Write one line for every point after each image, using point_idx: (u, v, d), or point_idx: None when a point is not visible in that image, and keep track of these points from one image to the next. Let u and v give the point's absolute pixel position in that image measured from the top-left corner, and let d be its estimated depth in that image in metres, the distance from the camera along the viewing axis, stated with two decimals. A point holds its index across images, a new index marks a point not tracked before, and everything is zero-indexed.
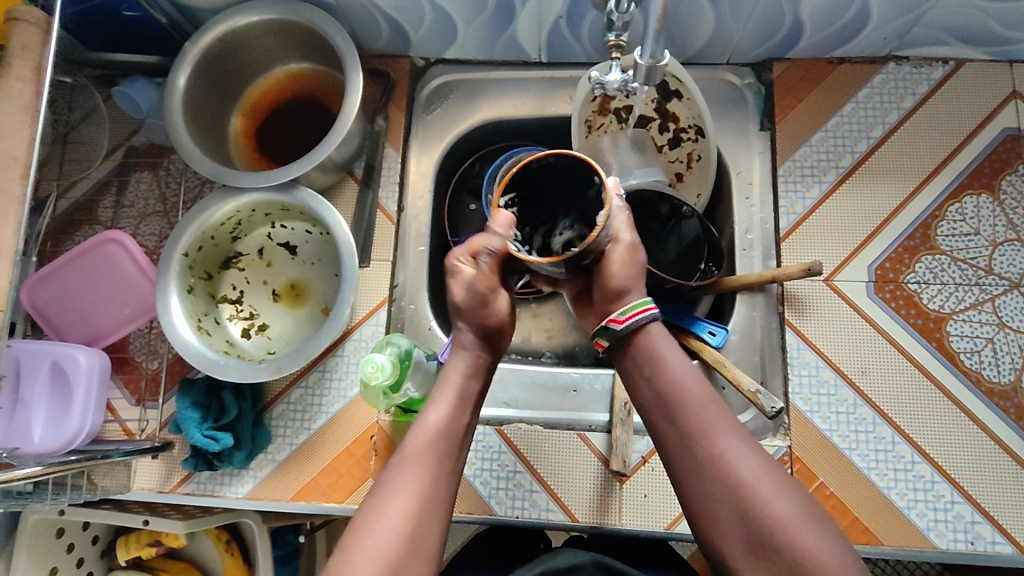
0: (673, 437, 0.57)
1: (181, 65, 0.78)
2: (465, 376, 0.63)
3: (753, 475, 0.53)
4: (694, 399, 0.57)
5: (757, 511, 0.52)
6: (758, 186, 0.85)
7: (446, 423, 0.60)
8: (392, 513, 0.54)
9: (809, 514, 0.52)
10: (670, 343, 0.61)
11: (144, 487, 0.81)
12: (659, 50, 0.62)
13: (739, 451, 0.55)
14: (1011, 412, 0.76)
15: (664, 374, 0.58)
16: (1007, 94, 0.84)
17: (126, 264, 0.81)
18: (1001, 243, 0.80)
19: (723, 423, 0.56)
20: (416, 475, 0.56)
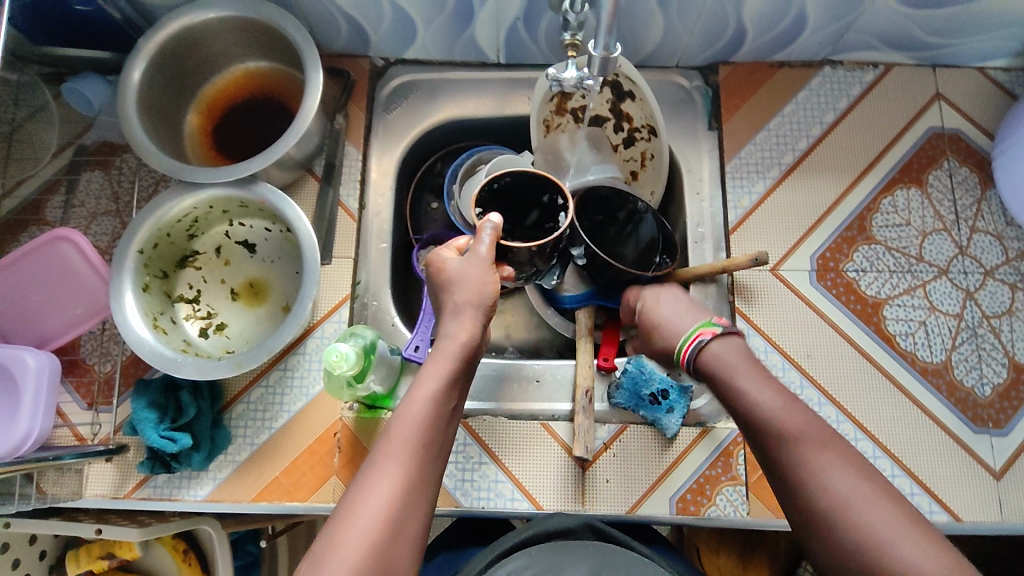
0: (780, 481, 0.57)
1: (135, 61, 0.77)
2: (452, 353, 0.63)
3: (853, 493, 0.53)
4: (798, 439, 0.56)
5: (871, 550, 0.51)
6: (707, 183, 0.90)
7: (435, 405, 0.60)
8: (379, 489, 0.55)
9: (912, 525, 0.51)
10: (776, 387, 0.61)
11: (98, 494, 0.79)
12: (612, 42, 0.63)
13: (833, 470, 0.55)
14: (944, 389, 0.81)
15: (767, 413, 0.59)
16: (931, 96, 0.90)
17: (78, 263, 0.78)
18: (930, 232, 0.85)
19: (828, 459, 0.55)
20: (406, 456, 0.57)
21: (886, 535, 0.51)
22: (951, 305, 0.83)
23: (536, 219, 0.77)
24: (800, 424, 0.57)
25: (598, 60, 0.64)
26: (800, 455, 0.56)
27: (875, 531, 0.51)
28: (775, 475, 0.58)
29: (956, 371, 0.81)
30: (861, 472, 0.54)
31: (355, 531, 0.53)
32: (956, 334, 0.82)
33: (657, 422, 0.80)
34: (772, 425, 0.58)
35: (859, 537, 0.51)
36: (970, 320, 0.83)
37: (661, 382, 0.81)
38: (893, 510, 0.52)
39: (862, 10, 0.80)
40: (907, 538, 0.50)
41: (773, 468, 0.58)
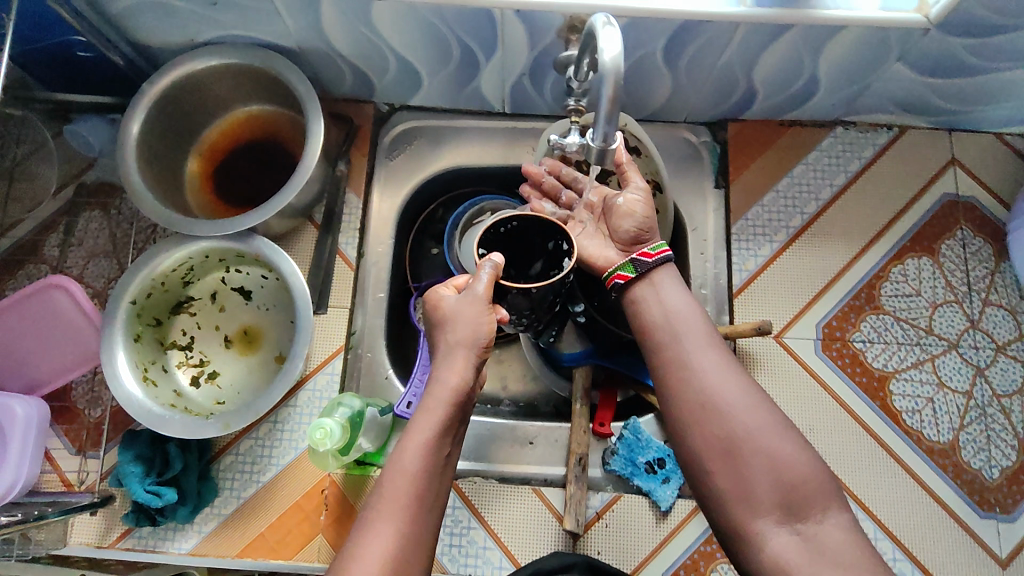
0: (669, 365, 0.61)
1: (136, 110, 0.76)
2: (446, 400, 0.58)
3: (724, 390, 0.58)
4: (688, 346, 0.61)
5: (745, 442, 0.56)
6: (712, 242, 0.87)
7: (428, 456, 0.56)
8: (375, 547, 0.52)
9: (781, 430, 0.57)
10: (684, 293, 0.65)
11: (82, 542, 0.78)
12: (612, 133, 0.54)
13: (713, 370, 0.59)
14: (950, 470, 0.78)
15: (668, 320, 0.63)
16: (947, 161, 0.88)
17: (71, 310, 0.78)
18: (940, 304, 0.83)
19: (717, 366, 0.60)
20: (401, 506, 0.54)
21: (754, 432, 0.56)
22: (960, 382, 0.81)
23: (540, 270, 0.71)
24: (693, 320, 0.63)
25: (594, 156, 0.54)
26: (689, 362, 0.60)
27: (748, 426, 0.56)
28: (670, 340, 0.62)
29: (963, 452, 0.79)
30: (741, 383, 0.59)
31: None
32: (965, 413, 0.80)
33: (652, 494, 0.78)
34: (673, 326, 0.63)
35: (733, 431, 0.56)
36: (979, 400, 0.81)
37: (658, 450, 0.80)
38: (770, 419, 0.57)
39: (876, 77, 0.78)
40: (776, 437, 0.56)
41: (666, 361, 0.62)
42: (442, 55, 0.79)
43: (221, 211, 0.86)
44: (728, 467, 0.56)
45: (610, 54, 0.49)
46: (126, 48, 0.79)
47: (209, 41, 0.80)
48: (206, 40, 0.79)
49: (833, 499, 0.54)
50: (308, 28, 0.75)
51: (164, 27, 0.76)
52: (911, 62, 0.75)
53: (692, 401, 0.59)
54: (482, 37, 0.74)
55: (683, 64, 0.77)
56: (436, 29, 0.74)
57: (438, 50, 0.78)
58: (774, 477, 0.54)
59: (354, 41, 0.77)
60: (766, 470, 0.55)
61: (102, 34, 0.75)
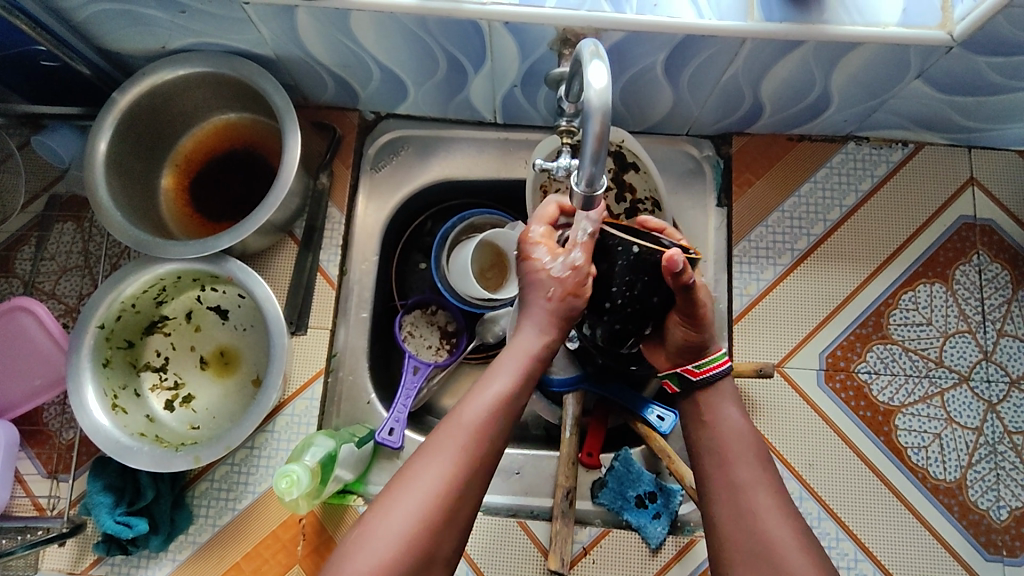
0: (717, 485, 0.58)
1: (102, 126, 0.72)
2: (529, 350, 0.57)
3: (786, 537, 0.53)
4: (736, 464, 0.59)
5: (777, 557, 0.52)
6: (712, 263, 0.83)
7: (505, 396, 0.55)
8: (422, 487, 0.50)
9: (808, 543, 0.53)
10: (738, 406, 0.63)
11: (54, 569, 0.75)
12: (598, 176, 0.50)
13: (775, 512, 0.55)
14: (956, 511, 0.75)
15: (720, 437, 0.61)
16: (964, 180, 0.83)
17: (38, 333, 0.77)
18: (952, 334, 0.79)
19: (757, 479, 0.57)
20: (461, 444, 0.52)
21: (785, 545, 0.53)
22: (971, 418, 0.77)
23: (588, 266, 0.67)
24: (740, 436, 0.61)
25: (580, 194, 0.52)
26: (747, 498, 0.56)
27: (778, 536, 0.53)
28: (716, 459, 0.60)
29: (969, 492, 0.75)
30: (780, 499, 0.56)
31: (392, 525, 0.49)
32: (974, 450, 0.76)
33: (643, 530, 0.75)
34: (719, 436, 0.61)
35: (767, 545, 0.53)
36: (989, 436, 0.76)
37: (649, 483, 0.77)
38: (797, 529, 0.54)
39: (892, 93, 0.73)
40: (810, 559, 0.52)
41: (712, 478, 0.59)
42: (427, 65, 0.74)
43: (196, 227, 0.82)
44: None
45: (597, 87, 0.46)
46: (90, 56, 0.75)
47: (182, 48, 0.75)
48: (178, 48, 0.75)
49: None
50: (283, 36, 0.71)
51: (133, 34, 0.72)
52: (930, 79, 0.69)
53: (732, 520, 0.56)
54: (469, 48, 0.69)
55: (684, 77, 0.72)
56: (421, 40, 0.69)
57: (423, 59, 0.73)
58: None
59: (334, 49, 0.72)
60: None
61: (63, 42, 0.72)
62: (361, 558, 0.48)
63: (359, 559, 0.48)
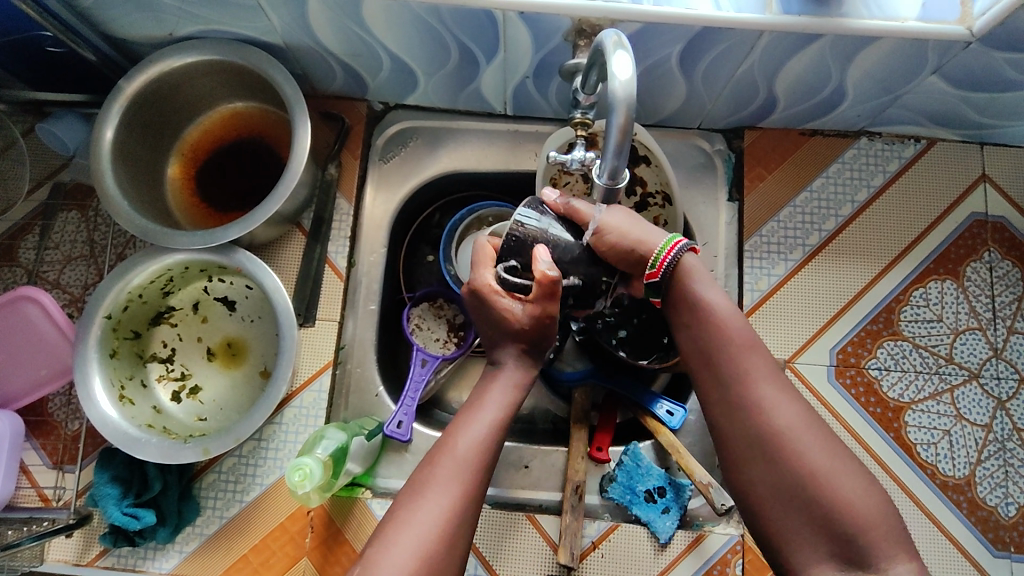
0: (713, 382, 0.59)
1: (108, 114, 0.71)
2: (505, 386, 0.62)
3: (791, 424, 0.55)
4: (732, 358, 0.58)
5: (783, 445, 0.54)
6: (722, 258, 0.82)
7: (491, 430, 0.59)
8: (428, 514, 0.53)
9: (815, 426, 0.55)
10: (717, 289, 0.62)
11: (59, 559, 0.75)
12: (620, 169, 0.50)
13: (778, 400, 0.56)
14: (964, 507, 0.75)
15: (707, 326, 0.60)
16: (977, 177, 0.82)
17: (44, 323, 0.76)
18: (963, 331, 0.79)
19: (755, 370, 0.58)
20: (457, 478, 0.55)
21: (792, 430, 0.54)
22: (980, 415, 0.77)
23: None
24: (730, 319, 0.60)
25: (602, 187, 0.51)
26: (748, 388, 0.57)
27: (784, 423, 0.55)
28: (708, 351, 0.60)
29: (978, 489, 0.75)
30: (781, 386, 0.57)
31: (405, 548, 0.51)
32: (983, 447, 0.76)
33: (652, 525, 0.75)
34: (707, 330, 0.60)
35: (773, 434, 0.54)
36: (998, 434, 0.77)
37: (659, 478, 0.76)
38: (802, 414, 0.55)
39: (908, 88, 0.72)
40: (819, 444, 0.54)
41: (705, 372, 0.59)
42: (439, 55, 0.73)
43: (202, 216, 0.81)
44: (798, 506, 0.52)
45: (622, 78, 0.46)
46: (97, 42, 0.74)
47: (190, 36, 0.74)
48: (186, 35, 0.74)
49: (860, 477, 0.53)
50: (294, 24, 0.70)
51: (140, 20, 0.71)
52: (947, 75, 0.69)
53: (736, 413, 0.57)
54: (483, 38, 0.69)
55: (699, 70, 0.71)
56: (434, 29, 0.68)
57: (436, 49, 0.72)
58: (804, 472, 0.53)
59: (345, 38, 0.71)
60: (801, 469, 0.53)
61: (70, 28, 0.71)
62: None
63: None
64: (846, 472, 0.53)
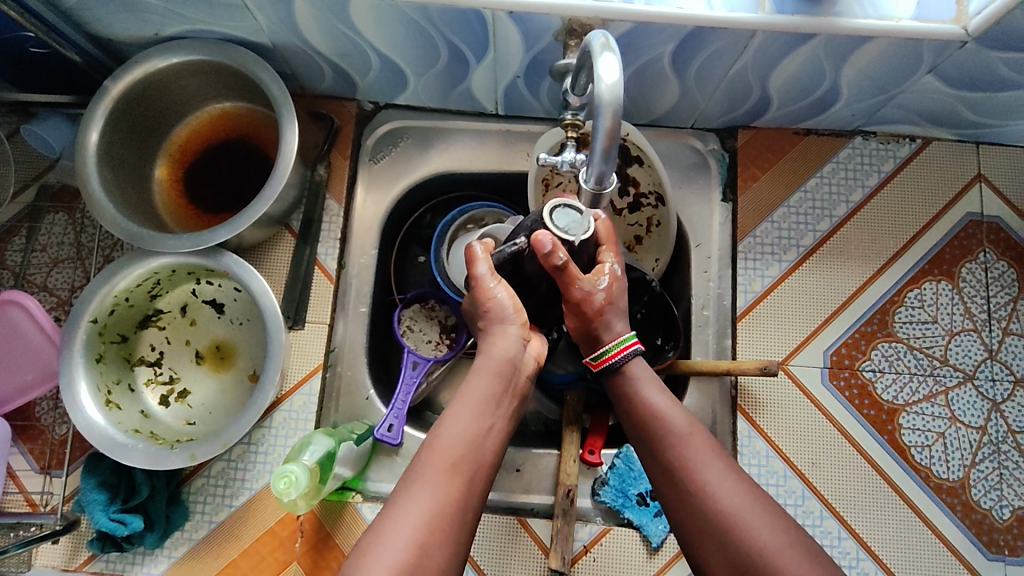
0: (661, 472, 0.59)
1: (93, 115, 0.70)
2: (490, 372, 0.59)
3: (739, 507, 0.54)
4: (677, 446, 0.58)
5: (731, 531, 0.53)
6: (716, 259, 0.82)
7: (472, 424, 0.56)
8: (408, 517, 0.51)
9: (764, 508, 0.54)
10: (659, 385, 0.63)
11: (48, 565, 0.74)
12: (607, 173, 0.49)
13: (725, 483, 0.56)
14: (958, 510, 0.74)
15: (653, 415, 0.61)
16: (972, 176, 0.82)
17: (29, 327, 0.75)
18: (958, 333, 0.78)
19: (701, 455, 0.58)
20: (437, 482, 0.53)
21: (739, 515, 0.54)
22: (975, 416, 0.76)
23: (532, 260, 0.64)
24: (672, 409, 0.60)
25: (589, 191, 0.51)
26: (693, 474, 0.57)
27: (732, 508, 0.54)
28: (654, 441, 0.60)
29: (972, 491, 0.75)
30: (726, 469, 0.57)
31: (387, 554, 0.49)
32: (978, 449, 0.76)
33: (644, 529, 0.74)
34: (653, 419, 0.61)
35: (722, 520, 0.54)
36: (993, 435, 0.76)
37: (651, 481, 0.76)
38: (749, 495, 0.55)
39: (902, 88, 0.72)
40: (769, 522, 0.53)
41: (653, 462, 0.60)
42: (428, 55, 0.72)
43: (190, 218, 0.81)
44: None
45: (607, 81, 0.45)
46: (81, 43, 0.73)
47: (175, 35, 0.73)
48: (171, 34, 0.73)
49: (815, 556, 0.52)
50: (280, 24, 0.69)
51: (124, 20, 0.70)
52: (942, 74, 0.68)
53: (686, 503, 0.57)
54: (472, 37, 0.68)
55: (692, 69, 0.70)
56: (422, 29, 0.67)
57: (424, 49, 0.71)
58: (756, 559, 0.52)
59: (332, 38, 0.70)
60: (754, 553, 0.52)
61: (52, 28, 0.70)
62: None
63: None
64: (799, 549, 0.52)
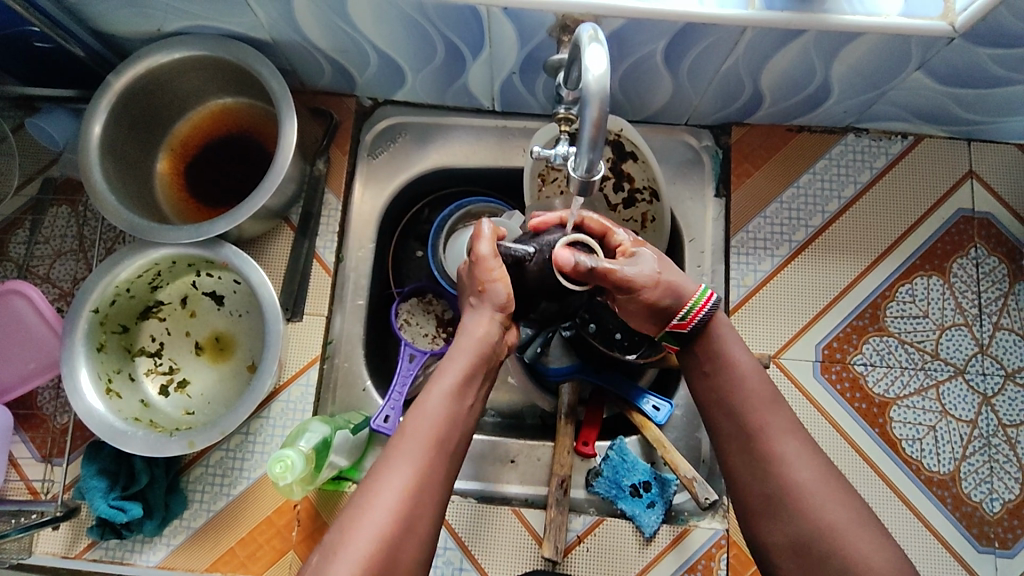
0: (731, 432, 0.58)
1: (97, 109, 0.72)
2: (471, 349, 0.60)
3: (810, 480, 0.54)
4: (752, 410, 0.58)
5: (796, 501, 0.53)
6: (709, 254, 0.82)
7: (454, 397, 0.57)
8: (392, 487, 0.52)
9: (834, 484, 0.54)
10: (744, 346, 0.61)
11: (48, 552, 0.75)
12: (595, 164, 0.50)
13: (798, 454, 0.55)
14: (949, 503, 0.75)
15: (731, 380, 0.60)
16: (964, 173, 0.83)
17: (31, 317, 0.76)
18: (949, 327, 0.79)
19: (775, 423, 0.57)
20: (419, 453, 0.54)
21: (810, 488, 0.53)
22: (965, 410, 0.77)
23: (536, 267, 0.65)
24: (754, 376, 0.59)
25: (577, 180, 0.51)
26: (767, 439, 0.56)
27: (803, 481, 0.54)
28: (730, 403, 0.59)
29: (963, 484, 0.75)
30: (803, 442, 0.56)
31: (370, 523, 0.50)
32: (968, 443, 0.76)
33: (637, 519, 0.75)
34: (729, 377, 0.60)
35: (787, 488, 0.54)
36: (983, 429, 0.77)
37: (644, 473, 0.77)
38: (822, 471, 0.54)
39: (893, 84, 0.72)
40: (835, 498, 0.53)
41: (723, 424, 0.59)
42: (426, 51, 0.73)
43: (191, 211, 0.82)
44: (804, 564, 0.52)
45: (595, 73, 0.46)
46: (85, 38, 0.74)
47: (177, 32, 0.75)
48: (173, 30, 0.74)
49: (872, 532, 0.52)
50: (281, 20, 0.70)
51: (127, 16, 0.71)
52: (932, 71, 0.69)
53: (753, 467, 0.56)
54: (468, 33, 0.69)
55: (684, 65, 0.71)
56: (419, 25, 0.68)
57: (422, 45, 0.72)
58: (819, 532, 0.52)
59: (331, 33, 0.72)
60: (816, 525, 0.52)
61: (57, 24, 0.71)
62: (345, 556, 0.48)
63: (342, 560, 0.48)
64: (861, 527, 0.52)
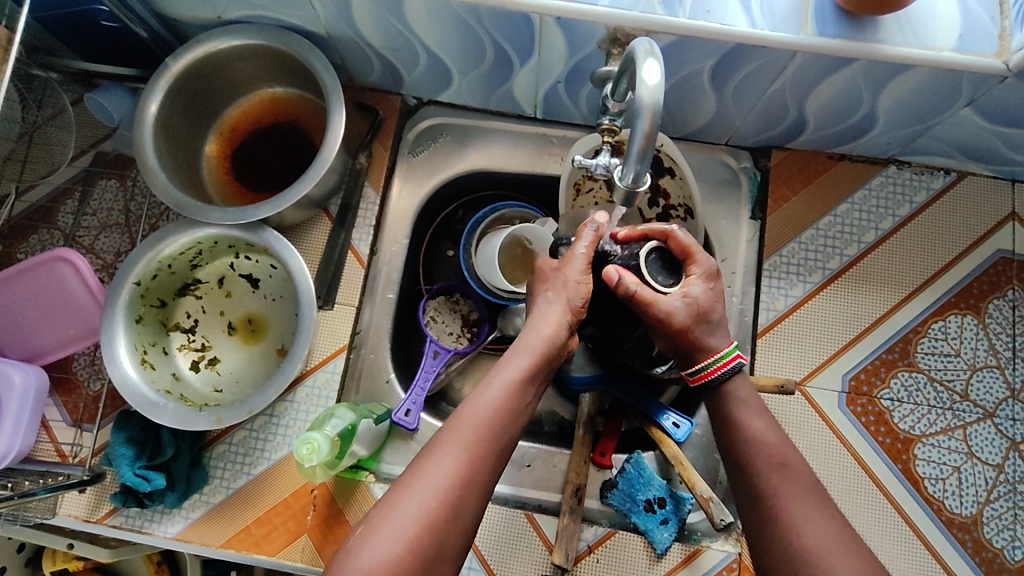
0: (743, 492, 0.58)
1: (154, 89, 0.74)
2: (538, 346, 0.60)
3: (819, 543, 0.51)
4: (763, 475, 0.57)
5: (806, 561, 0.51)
6: (741, 274, 0.83)
7: (513, 389, 0.58)
8: (438, 471, 0.52)
9: (847, 546, 0.51)
10: (764, 417, 0.61)
11: (71, 514, 0.77)
12: (642, 173, 0.51)
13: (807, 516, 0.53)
14: (969, 547, 0.74)
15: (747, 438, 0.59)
16: (1005, 214, 0.82)
17: (75, 285, 0.79)
18: (980, 368, 0.78)
19: (790, 486, 0.56)
20: (472, 443, 0.54)
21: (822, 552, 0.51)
22: (992, 454, 0.76)
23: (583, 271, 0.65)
24: (770, 434, 0.59)
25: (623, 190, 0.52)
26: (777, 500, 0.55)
27: (811, 542, 0.52)
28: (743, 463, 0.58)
29: (985, 529, 0.74)
30: (815, 503, 0.54)
31: (407, 507, 0.51)
32: (993, 487, 0.75)
33: (650, 534, 0.75)
34: (744, 440, 0.59)
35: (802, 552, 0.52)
36: (1010, 475, 0.75)
37: (660, 489, 0.77)
38: (834, 533, 0.52)
39: (940, 119, 0.72)
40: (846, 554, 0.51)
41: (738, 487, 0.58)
42: (474, 55, 0.75)
43: (234, 196, 0.84)
44: None
45: (649, 83, 0.47)
46: (149, 20, 0.77)
47: (237, 20, 0.77)
48: (233, 19, 0.77)
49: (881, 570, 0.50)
50: (338, 14, 0.72)
51: (192, 2, 0.74)
52: (981, 108, 0.69)
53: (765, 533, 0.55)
54: (517, 40, 0.70)
55: (730, 85, 0.72)
56: (471, 29, 0.70)
57: (470, 48, 0.74)
58: None
59: (384, 31, 0.74)
60: None
61: (124, 4, 0.74)
62: (381, 534, 0.50)
63: (377, 539, 0.50)
64: None
